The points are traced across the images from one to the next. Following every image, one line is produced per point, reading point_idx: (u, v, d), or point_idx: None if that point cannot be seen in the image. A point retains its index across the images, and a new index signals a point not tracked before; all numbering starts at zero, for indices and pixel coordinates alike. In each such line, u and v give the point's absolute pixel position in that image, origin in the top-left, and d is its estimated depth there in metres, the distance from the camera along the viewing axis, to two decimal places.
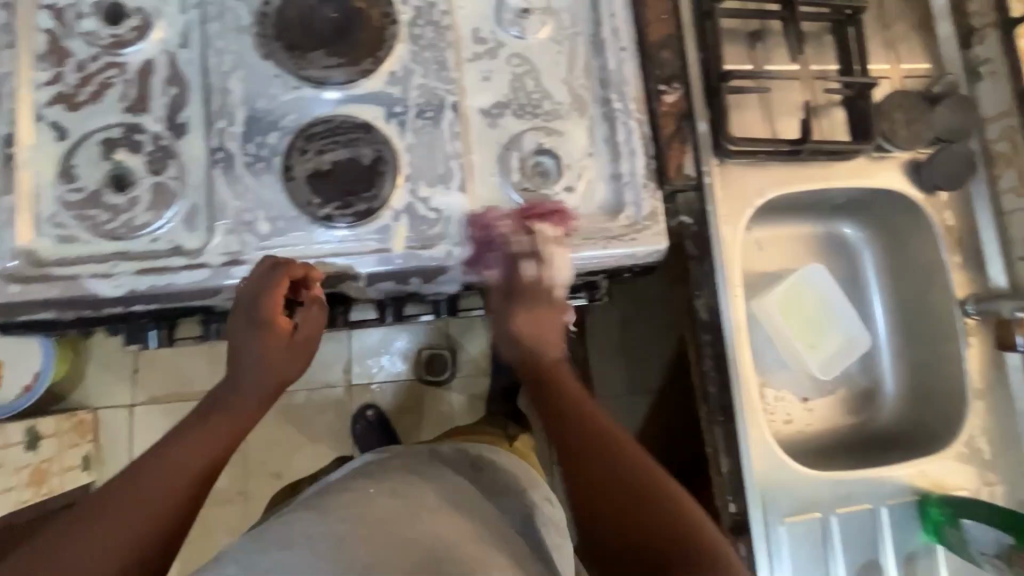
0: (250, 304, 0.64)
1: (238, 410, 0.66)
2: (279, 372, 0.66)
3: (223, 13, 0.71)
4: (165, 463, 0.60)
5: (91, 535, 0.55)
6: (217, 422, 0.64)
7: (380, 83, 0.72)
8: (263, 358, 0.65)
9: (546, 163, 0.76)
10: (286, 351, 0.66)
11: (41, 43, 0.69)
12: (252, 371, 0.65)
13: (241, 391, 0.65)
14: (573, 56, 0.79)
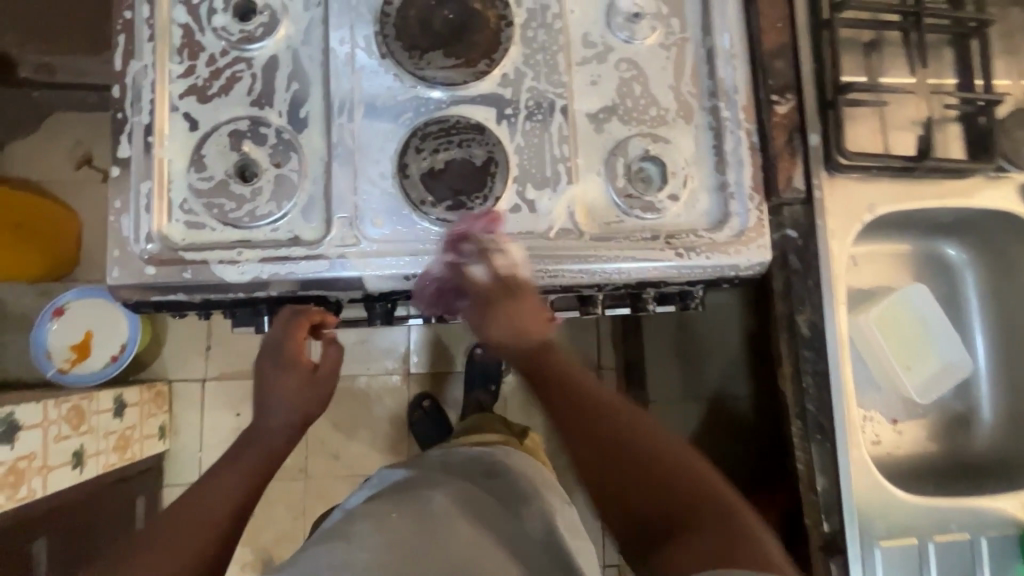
0: (276, 347, 0.78)
1: (274, 435, 0.78)
2: (305, 406, 0.79)
3: (346, 12, 0.73)
4: (224, 478, 0.74)
5: (165, 540, 0.67)
6: (255, 448, 0.77)
7: (493, 85, 0.73)
8: (281, 392, 0.78)
9: (649, 170, 0.76)
10: (307, 384, 0.79)
11: (177, 36, 0.72)
12: (285, 403, 0.78)
13: (269, 423, 0.78)
14: (681, 62, 0.78)
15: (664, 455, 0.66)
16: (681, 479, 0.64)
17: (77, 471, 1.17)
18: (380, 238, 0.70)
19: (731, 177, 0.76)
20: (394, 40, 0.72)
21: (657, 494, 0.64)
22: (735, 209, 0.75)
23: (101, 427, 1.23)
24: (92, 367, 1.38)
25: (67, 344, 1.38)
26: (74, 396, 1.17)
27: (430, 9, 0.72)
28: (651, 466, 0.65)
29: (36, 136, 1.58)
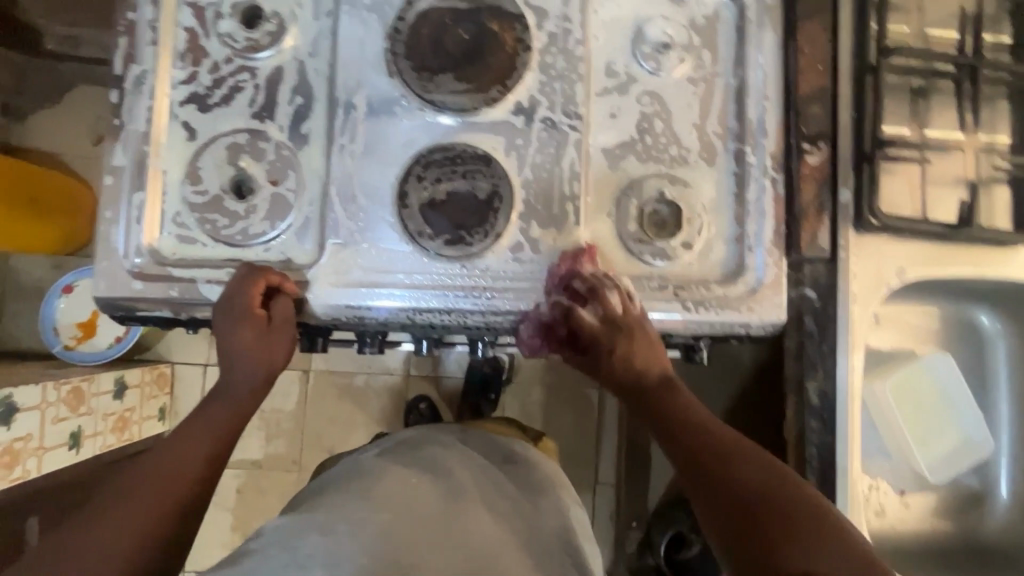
0: (225, 302, 0.64)
1: (238, 393, 0.64)
2: (264, 359, 0.64)
3: (357, 25, 0.69)
4: (180, 445, 0.59)
5: (113, 515, 0.53)
6: (215, 412, 0.63)
7: (505, 113, 0.69)
8: (240, 343, 0.63)
9: (665, 214, 0.71)
10: (263, 337, 0.64)
11: (181, 40, 0.69)
12: (236, 360, 0.64)
13: (233, 379, 0.64)
14: (708, 99, 0.73)
15: (710, 446, 0.56)
16: (759, 469, 0.54)
17: (73, 451, 1.18)
18: (373, 269, 0.68)
19: (750, 229, 0.71)
20: (404, 59, 0.68)
21: (751, 508, 0.51)
22: (751, 263, 0.70)
23: (100, 409, 1.24)
24: (96, 346, 1.39)
25: (75, 321, 1.39)
26: (76, 377, 1.17)
27: (445, 28, 0.68)
28: (761, 483, 0.52)
29: (56, 109, 1.58)
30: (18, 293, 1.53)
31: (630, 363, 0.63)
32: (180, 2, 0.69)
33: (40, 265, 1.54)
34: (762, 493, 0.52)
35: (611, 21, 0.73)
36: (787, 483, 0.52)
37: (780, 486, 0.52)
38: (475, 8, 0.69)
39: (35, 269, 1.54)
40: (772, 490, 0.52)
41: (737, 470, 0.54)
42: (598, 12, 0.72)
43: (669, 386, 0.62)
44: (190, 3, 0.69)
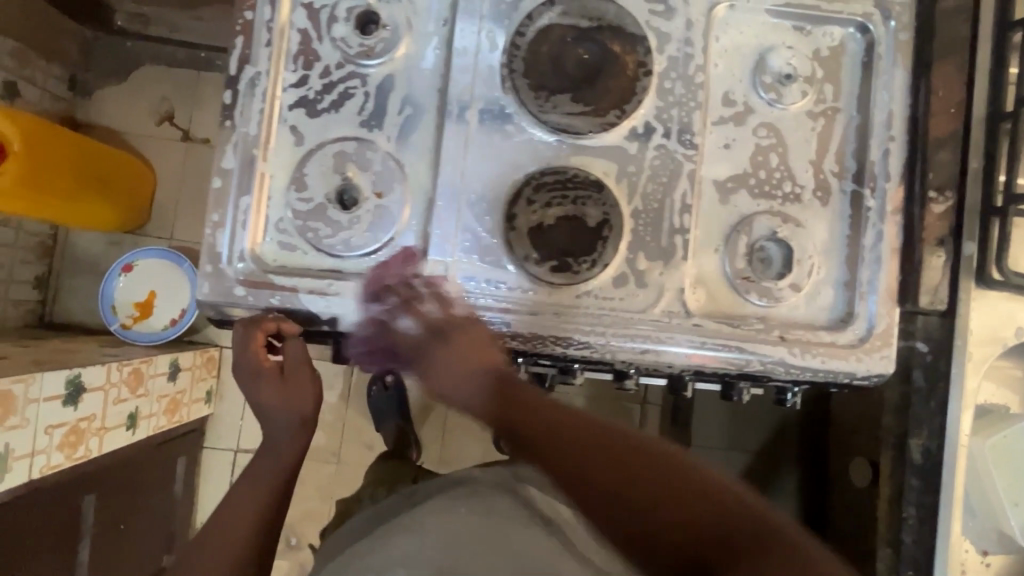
0: (237, 361, 0.66)
1: (284, 442, 0.68)
2: (297, 407, 0.67)
3: (474, 37, 0.67)
4: (240, 503, 0.66)
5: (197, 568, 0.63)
6: (263, 465, 0.68)
7: (619, 138, 0.67)
8: (267, 396, 0.67)
9: (772, 254, 0.70)
10: (280, 389, 0.66)
11: (295, 42, 0.68)
12: (272, 413, 0.67)
13: (275, 431, 0.68)
14: (828, 136, 0.70)
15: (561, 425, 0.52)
16: (656, 468, 0.47)
17: (129, 432, 1.19)
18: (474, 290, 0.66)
19: (863, 275, 0.68)
20: (521, 77, 0.66)
21: (635, 495, 0.46)
22: (863, 311, 0.68)
23: (155, 390, 1.26)
24: (152, 327, 1.41)
25: (132, 300, 1.41)
26: (135, 359, 1.18)
27: (565, 47, 0.66)
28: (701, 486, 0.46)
29: (121, 87, 1.58)
30: (74, 268, 1.55)
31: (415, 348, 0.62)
32: (295, 3, 0.68)
33: (98, 241, 1.56)
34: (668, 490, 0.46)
35: (732, 48, 0.70)
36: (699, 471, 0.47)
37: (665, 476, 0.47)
38: (597, 27, 0.66)
39: (92, 245, 1.55)
40: (681, 491, 0.46)
41: (652, 468, 0.47)
42: (719, 38, 0.70)
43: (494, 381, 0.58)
44: (306, 5, 0.68)
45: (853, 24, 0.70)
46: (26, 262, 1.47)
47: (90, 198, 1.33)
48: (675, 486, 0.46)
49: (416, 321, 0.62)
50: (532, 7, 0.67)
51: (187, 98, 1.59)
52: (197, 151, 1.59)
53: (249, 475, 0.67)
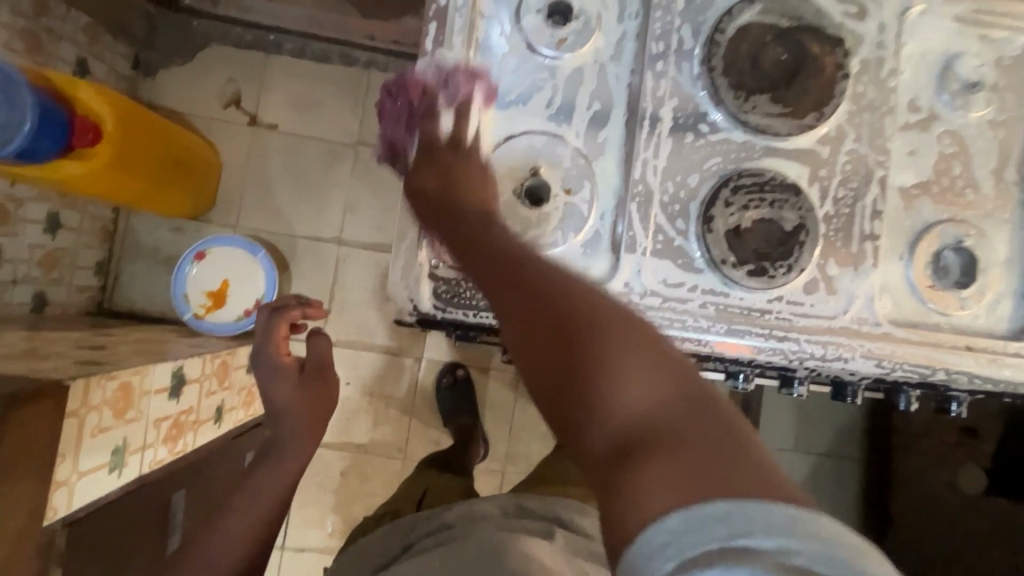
0: (259, 353, 0.81)
1: (298, 449, 0.78)
2: (308, 399, 0.79)
3: (668, 32, 0.65)
4: (240, 509, 0.73)
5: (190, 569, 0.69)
6: (265, 476, 0.76)
7: (811, 141, 0.66)
8: (297, 404, 0.79)
9: (951, 262, 0.69)
10: (296, 382, 0.79)
11: (483, 32, 0.65)
12: (286, 405, 0.79)
13: (284, 435, 0.78)
14: (1009, 145, 0.70)
15: (537, 285, 0.44)
16: (578, 332, 0.41)
17: (216, 425, 1.16)
18: (669, 292, 0.65)
19: None
20: (720, 75, 0.64)
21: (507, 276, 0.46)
22: None
23: (237, 383, 1.24)
24: (224, 318, 1.37)
25: (204, 289, 1.37)
26: (223, 350, 1.15)
27: (764, 46, 0.65)
28: (662, 384, 0.38)
29: (185, 68, 1.52)
30: (135, 254, 1.50)
31: (485, 223, 0.54)
32: None
33: (159, 226, 1.50)
34: (608, 360, 0.39)
35: (920, 52, 0.69)
36: (643, 353, 0.40)
37: (608, 358, 0.40)
38: (796, 27, 0.65)
39: (154, 230, 1.50)
40: (621, 362, 0.39)
41: (575, 346, 0.40)
42: (908, 42, 0.68)
43: (508, 273, 0.46)
44: None
45: None
46: (89, 246, 1.41)
47: (164, 185, 1.29)
48: (600, 363, 0.39)
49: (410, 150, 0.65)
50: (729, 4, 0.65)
51: (253, 82, 1.54)
52: (262, 137, 1.53)
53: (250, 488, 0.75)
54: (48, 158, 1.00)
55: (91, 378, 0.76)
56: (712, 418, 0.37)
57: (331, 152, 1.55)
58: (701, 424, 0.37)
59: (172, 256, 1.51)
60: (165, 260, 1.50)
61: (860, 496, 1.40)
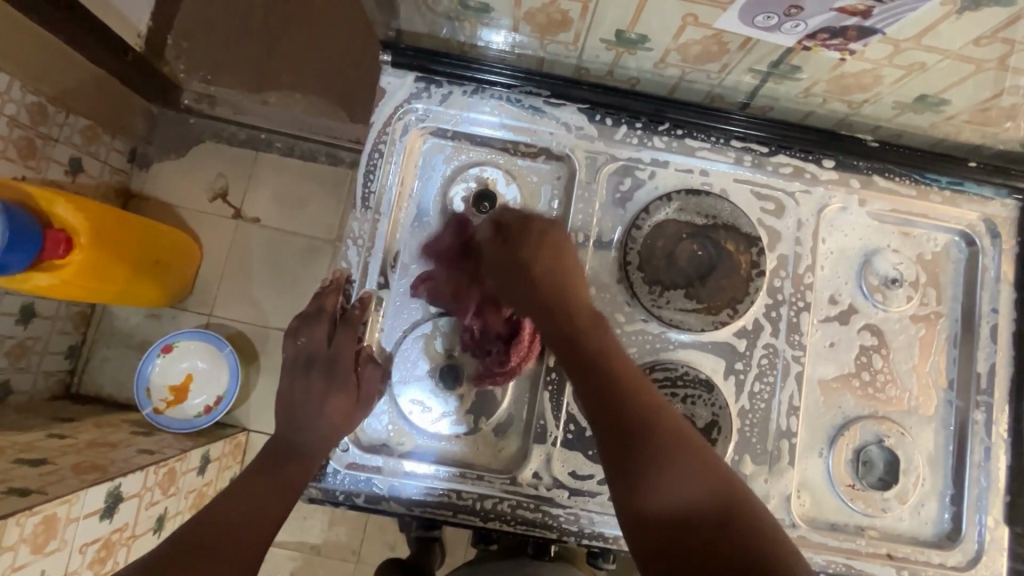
0: (316, 353, 0.64)
1: (274, 488, 0.58)
2: (342, 425, 0.61)
3: (589, 225, 0.68)
4: (233, 507, 0.56)
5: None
6: (266, 479, 0.59)
7: (727, 334, 0.67)
8: (250, 492, 0.58)
9: (875, 457, 0.68)
10: (352, 405, 0.62)
11: (409, 218, 0.68)
12: (319, 427, 0.61)
13: (299, 437, 0.61)
14: (931, 341, 0.70)
15: (644, 412, 0.55)
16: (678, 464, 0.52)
17: (155, 536, 1.13)
18: (576, 484, 0.64)
19: (971, 492, 0.67)
20: (636, 270, 0.66)
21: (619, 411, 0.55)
22: (971, 532, 0.66)
23: (185, 486, 1.20)
24: (189, 411, 1.39)
25: (168, 383, 1.39)
26: (170, 457, 1.12)
27: (680, 243, 0.67)
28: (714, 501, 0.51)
29: (179, 161, 1.57)
30: (109, 337, 1.51)
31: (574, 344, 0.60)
32: (414, 179, 0.68)
33: (137, 312, 1.52)
34: (678, 475, 0.52)
35: (838, 249, 0.71)
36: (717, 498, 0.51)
37: (679, 455, 0.53)
38: (712, 225, 0.68)
39: (130, 315, 1.51)
40: (703, 484, 0.52)
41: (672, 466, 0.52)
42: (826, 239, 0.71)
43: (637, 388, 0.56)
44: (424, 182, 0.68)
45: (958, 233, 0.72)
46: (62, 331, 1.42)
47: (140, 281, 1.30)
48: (691, 481, 0.52)
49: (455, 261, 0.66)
50: (647, 200, 0.69)
51: (242, 177, 1.58)
52: (245, 230, 1.57)
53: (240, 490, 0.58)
54: (17, 271, 1.03)
55: (8, 519, 0.77)
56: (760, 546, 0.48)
57: (310, 248, 1.57)
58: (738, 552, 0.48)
59: (145, 342, 1.51)
60: (138, 345, 1.51)
61: None
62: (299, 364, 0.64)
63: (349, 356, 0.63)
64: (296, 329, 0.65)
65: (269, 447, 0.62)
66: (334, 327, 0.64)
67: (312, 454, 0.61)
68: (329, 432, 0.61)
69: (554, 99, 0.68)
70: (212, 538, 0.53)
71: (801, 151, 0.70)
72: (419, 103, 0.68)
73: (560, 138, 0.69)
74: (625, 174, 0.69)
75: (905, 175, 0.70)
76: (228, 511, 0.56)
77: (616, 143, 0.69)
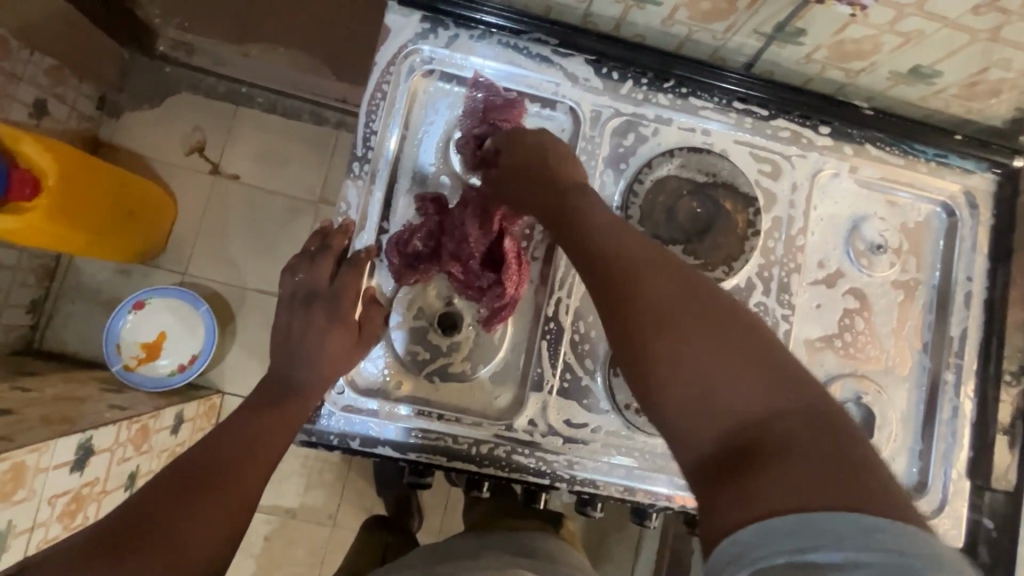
0: (317, 293, 0.63)
1: (268, 428, 0.57)
2: (340, 363, 0.61)
3: (592, 178, 0.68)
4: (229, 444, 0.55)
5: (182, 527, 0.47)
6: (260, 419, 0.58)
7: (721, 291, 0.68)
8: (243, 430, 0.56)
9: (852, 414, 0.71)
10: (351, 345, 0.61)
11: (413, 162, 0.67)
12: (315, 364, 0.60)
13: (295, 376, 0.60)
14: (909, 306, 0.73)
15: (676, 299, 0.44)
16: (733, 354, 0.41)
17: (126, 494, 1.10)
18: (570, 432, 0.65)
19: (939, 447, 0.71)
20: (637, 224, 0.67)
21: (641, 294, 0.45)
22: (936, 484, 0.70)
23: (157, 445, 1.16)
24: (161, 370, 1.34)
25: (138, 340, 1.34)
26: (143, 414, 1.08)
27: (680, 199, 0.69)
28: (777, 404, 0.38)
29: (153, 112, 1.50)
30: (74, 294, 1.44)
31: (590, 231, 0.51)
32: (418, 124, 0.67)
33: (105, 268, 1.45)
34: (728, 369, 0.40)
35: (828, 215, 0.73)
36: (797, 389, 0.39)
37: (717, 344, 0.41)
38: (711, 183, 0.69)
39: (97, 272, 1.44)
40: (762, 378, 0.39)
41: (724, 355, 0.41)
42: (818, 205, 0.72)
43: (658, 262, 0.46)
44: (428, 126, 0.67)
45: (939, 204, 0.75)
46: (24, 284, 1.35)
47: (109, 234, 1.24)
48: (755, 377, 0.39)
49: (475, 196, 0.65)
50: (650, 156, 0.69)
51: (220, 132, 1.51)
52: (223, 187, 1.51)
53: (236, 430, 0.56)
54: None
55: None
56: (859, 457, 0.35)
57: (291, 208, 1.53)
58: (835, 473, 0.34)
59: (114, 300, 1.45)
60: (106, 303, 1.44)
61: None
62: (298, 300, 0.64)
63: (350, 296, 0.62)
64: (295, 265, 0.65)
65: (264, 386, 0.61)
66: (337, 266, 0.64)
67: (307, 393, 0.60)
68: (327, 369, 0.60)
69: (562, 49, 0.68)
70: (209, 472, 0.51)
71: (800, 116, 0.71)
72: (424, 44, 0.66)
73: (566, 89, 0.68)
74: (628, 129, 0.69)
75: (894, 146, 0.73)
76: (225, 446, 0.55)
77: (622, 97, 0.69)
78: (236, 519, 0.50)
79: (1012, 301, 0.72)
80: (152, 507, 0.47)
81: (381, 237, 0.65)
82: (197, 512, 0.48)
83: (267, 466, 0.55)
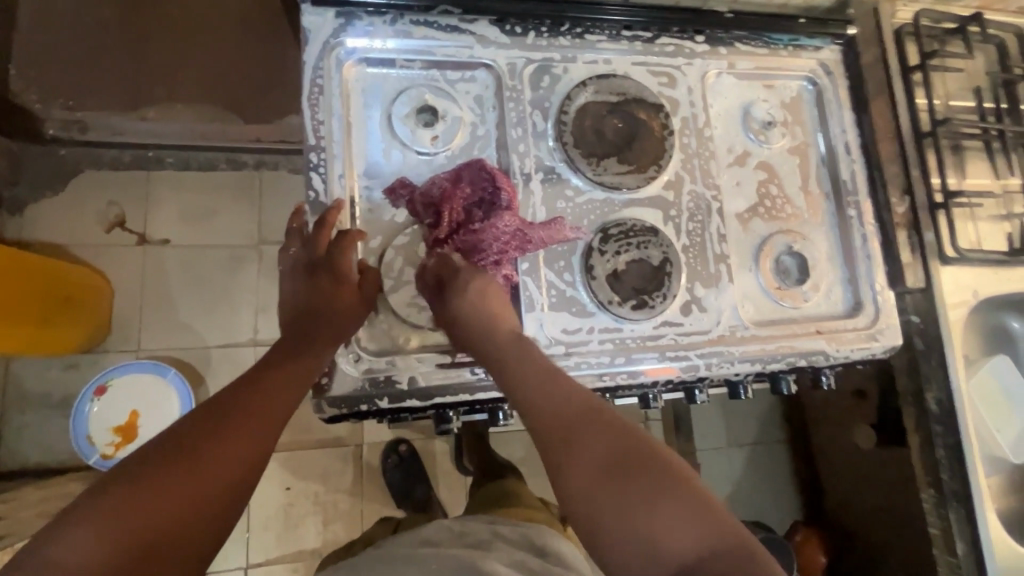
0: (313, 260, 0.67)
1: (288, 379, 0.60)
2: (346, 321, 0.65)
3: (524, 120, 0.77)
4: (253, 391, 0.58)
5: (209, 460, 0.50)
6: (280, 369, 0.61)
7: (658, 188, 0.79)
8: (266, 379, 0.59)
9: (789, 264, 0.83)
10: (354, 301, 0.66)
11: (363, 142, 0.73)
12: (324, 327, 0.64)
13: (305, 338, 0.63)
14: (806, 165, 0.87)
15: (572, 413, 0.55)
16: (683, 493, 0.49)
17: None
18: (569, 338, 0.73)
19: (861, 270, 0.84)
20: (573, 148, 0.77)
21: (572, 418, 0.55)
22: (869, 299, 0.84)
23: None
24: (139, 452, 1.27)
25: (109, 425, 1.27)
26: None
27: (603, 119, 0.79)
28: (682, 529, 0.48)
29: (55, 198, 1.38)
30: (16, 406, 1.32)
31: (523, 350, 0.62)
32: (359, 108, 0.73)
33: (48, 369, 1.34)
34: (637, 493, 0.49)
35: (723, 107, 0.85)
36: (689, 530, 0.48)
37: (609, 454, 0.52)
38: (624, 100, 0.80)
39: (37, 376, 1.33)
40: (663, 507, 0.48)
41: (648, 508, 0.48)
42: (713, 102, 0.85)
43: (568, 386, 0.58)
44: (368, 109, 0.73)
45: (804, 79, 0.89)
46: None
47: (46, 323, 1.16)
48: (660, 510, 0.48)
49: (471, 185, 0.72)
50: (567, 90, 0.79)
51: (137, 200, 1.41)
52: (156, 254, 1.41)
53: (259, 379, 0.59)
54: None
55: None
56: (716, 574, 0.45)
57: (231, 257, 1.44)
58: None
59: (67, 399, 1.34)
60: (59, 404, 1.33)
61: (794, 474, 1.44)
62: (298, 274, 0.67)
63: (345, 261, 0.66)
64: (288, 240, 0.69)
65: (279, 347, 0.64)
66: (331, 237, 0.68)
67: (318, 350, 0.63)
68: (339, 329, 0.65)
69: (467, 16, 0.76)
70: (234, 413, 0.55)
71: (678, 30, 0.83)
72: (345, 37, 0.72)
73: (479, 51, 0.76)
74: (543, 73, 0.78)
75: (757, 39, 0.86)
76: (251, 392, 0.58)
77: (529, 47, 0.78)
78: (255, 454, 0.53)
79: (878, 140, 0.88)
80: (184, 440, 0.51)
81: (354, 214, 0.71)
82: (223, 446, 0.52)
83: (288, 408, 0.58)
